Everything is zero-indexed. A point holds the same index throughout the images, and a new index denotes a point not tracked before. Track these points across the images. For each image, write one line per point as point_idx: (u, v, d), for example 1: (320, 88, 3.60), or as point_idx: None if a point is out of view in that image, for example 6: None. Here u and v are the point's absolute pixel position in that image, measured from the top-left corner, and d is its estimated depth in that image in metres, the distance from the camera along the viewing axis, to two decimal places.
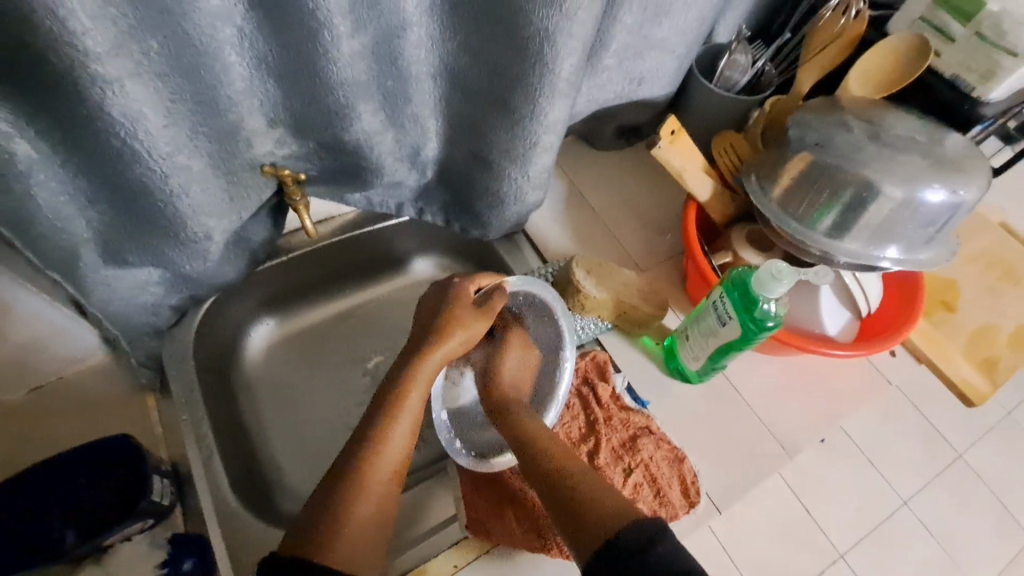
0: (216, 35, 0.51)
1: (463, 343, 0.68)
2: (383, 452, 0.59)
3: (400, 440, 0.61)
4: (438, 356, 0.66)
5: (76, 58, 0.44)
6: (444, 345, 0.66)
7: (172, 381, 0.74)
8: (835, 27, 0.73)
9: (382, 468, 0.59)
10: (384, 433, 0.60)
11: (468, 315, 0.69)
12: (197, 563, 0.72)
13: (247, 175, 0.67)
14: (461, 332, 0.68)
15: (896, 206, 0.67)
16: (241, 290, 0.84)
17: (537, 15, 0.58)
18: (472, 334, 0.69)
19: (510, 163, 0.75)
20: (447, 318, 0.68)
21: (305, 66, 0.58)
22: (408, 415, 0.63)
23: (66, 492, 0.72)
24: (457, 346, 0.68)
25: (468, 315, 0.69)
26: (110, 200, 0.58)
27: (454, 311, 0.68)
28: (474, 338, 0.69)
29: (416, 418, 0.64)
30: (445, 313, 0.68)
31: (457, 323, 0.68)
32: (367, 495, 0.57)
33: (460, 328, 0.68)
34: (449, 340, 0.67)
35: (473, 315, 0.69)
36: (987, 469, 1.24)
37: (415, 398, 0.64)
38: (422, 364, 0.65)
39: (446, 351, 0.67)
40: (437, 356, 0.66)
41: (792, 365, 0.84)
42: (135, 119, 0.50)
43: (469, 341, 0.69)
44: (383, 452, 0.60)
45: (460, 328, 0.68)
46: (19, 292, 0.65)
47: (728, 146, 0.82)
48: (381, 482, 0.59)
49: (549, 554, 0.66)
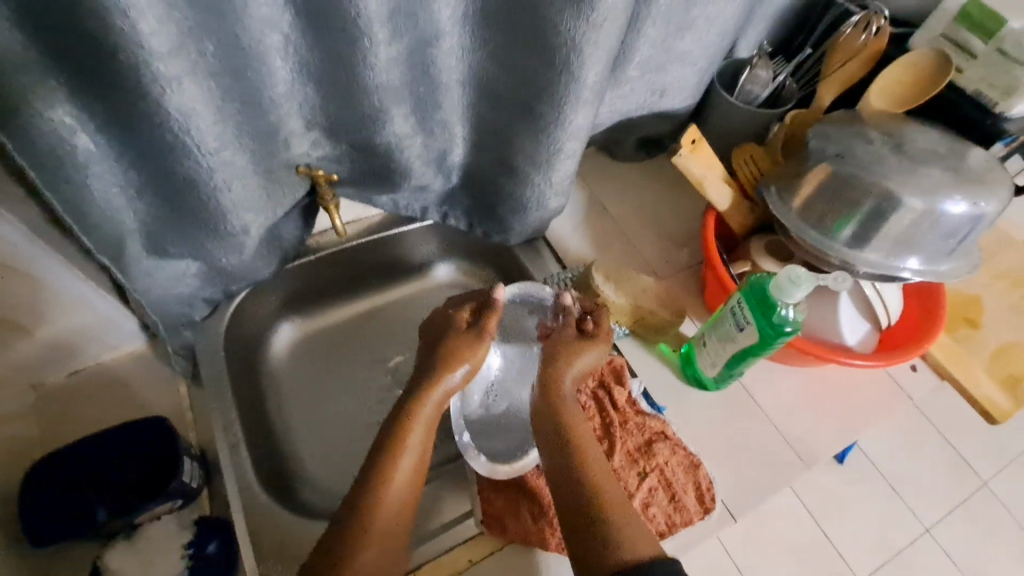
0: (264, 40, 0.55)
1: (464, 375, 0.69)
2: (389, 486, 0.62)
3: (404, 476, 0.63)
4: (442, 391, 0.68)
5: (141, 57, 0.47)
6: (446, 380, 0.68)
7: (204, 370, 0.77)
8: (855, 43, 0.77)
9: (389, 506, 0.61)
10: (389, 468, 0.62)
11: (466, 340, 0.70)
12: (221, 546, 0.73)
13: (283, 174, 0.70)
14: (457, 369, 0.69)
15: (916, 218, 0.67)
16: (271, 287, 0.87)
17: (565, 26, 0.61)
18: (477, 360, 0.70)
19: (534, 169, 0.78)
20: (450, 348, 0.69)
21: (345, 71, 0.61)
22: (410, 456, 0.64)
23: (99, 470, 0.76)
24: (455, 384, 0.69)
25: (465, 341, 0.70)
26: (156, 193, 0.61)
27: (452, 338, 0.71)
28: (471, 370, 0.70)
29: (419, 458, 0.65)
30: (449, 340, 0.71)
31: (457, 358, 0.69)
32: (368, 544, 0.59)
33: (463, 359, 0.69)
34: (450, 373, 0.68)
35: (470, 339, 0.70)
36: (1012, 497, 1.21)
37: (416, 438, 0.65)
38: (427, 403, 0.67)
39: (448, 383, 0.68)
40: (437, 394, 0.68)
41: (811, 377, 0.84)
42: (188, 116, 0.53)
43: (468, 375, 0.70)
44: (392, 490, 0.62)
45: (461, 361, 0.69)
46: (68, 276, 0.69)
47: (748, 157, 0.83)
48: (393, 509, 0.62)
49: (528, 545, 0.68)
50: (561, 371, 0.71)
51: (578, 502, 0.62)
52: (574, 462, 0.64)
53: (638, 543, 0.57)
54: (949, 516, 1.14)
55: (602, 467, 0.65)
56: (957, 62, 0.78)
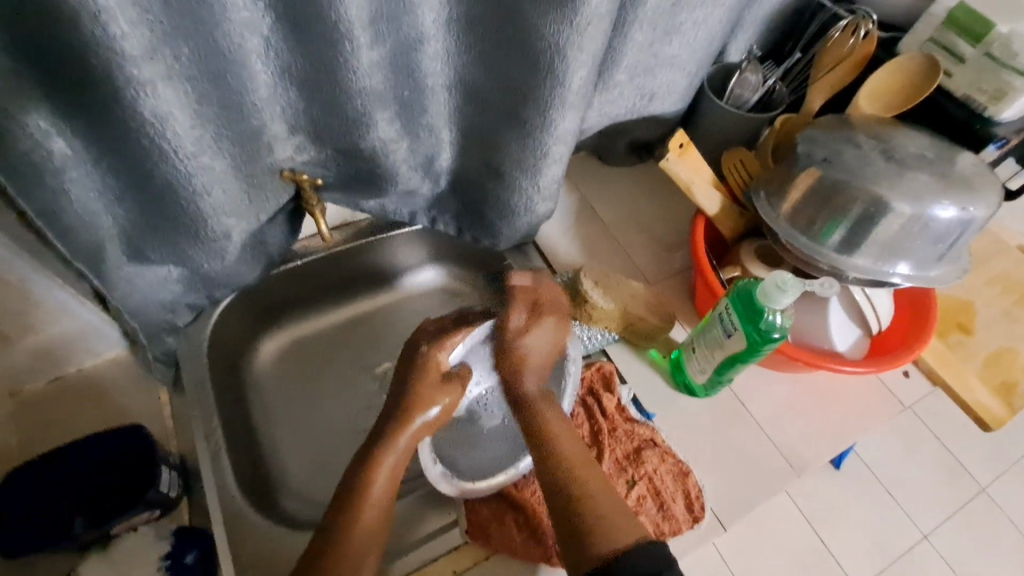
0: (244, 44, 0.54)
1: (439, 415, 0.69)
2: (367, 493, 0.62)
3: (378, 494, 0.63)
4: (412, 431, 0.67)
5: (114, 61, 0.47)
6: (410, 425, 0.67)
7: (187, 377, 0.76)
8: (844, 47, 0.77)
9: (368, 515, 0.61)
10: (366, 479, 0.63)
11: (435, 388, 0.70)
12: (199, 558, 0.73)
13: (267, 179, 0.70)
14: (424, 414, 0.68)
15: (905, 222, 0.66)
16: (255, 293, 0.86)
17: (549, 30, 0.60)
18: (447, 404, 0.70)
19: (521, 174, 0.77)
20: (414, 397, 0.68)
21: (326, 75, 0.61)
22: (384, 474, 0.64)
23: (75, 481, 0.74)
24: (426, 425, 0.68)
25: (434, 387, 0.70)
26: (136, 198, 0.61)
27: (420, 388, 0.70)
28: (445, 411, 0.70)
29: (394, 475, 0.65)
30: (413, 387, 0.70)
31: (426, 405, 0.68)
32: (347, 555, 0.59)
33: (434, 401, 0.69)
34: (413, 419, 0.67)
35: (441, 387, 0.70)
36: (1010, 505, 1.19)
37: (392, 455, 0.65)
38: (403, 437, 0.67)
39: (415, 427, 0.67)
40: (412, 429, 0.67)
41: (801, 384, 0.83)
42: (164, 120, 0.53)
43: (443, 414, 0.70)
44: (369, 501, 0.62)
45: (421, 410, 0.68)
46: (46, 281, 0.68)
47: (738, 163, 0.83)
48: (372, 524, 0.61)
49: (515, 556, 0.66)
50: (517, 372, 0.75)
51: (567, 507, 0.59)
52: (552, 471, 0.62)
53: (620, 531, 0.56)
54: (946, 523, 1.12)
55: (576, 456, 0.63)
56: (945, 66, 0.78)
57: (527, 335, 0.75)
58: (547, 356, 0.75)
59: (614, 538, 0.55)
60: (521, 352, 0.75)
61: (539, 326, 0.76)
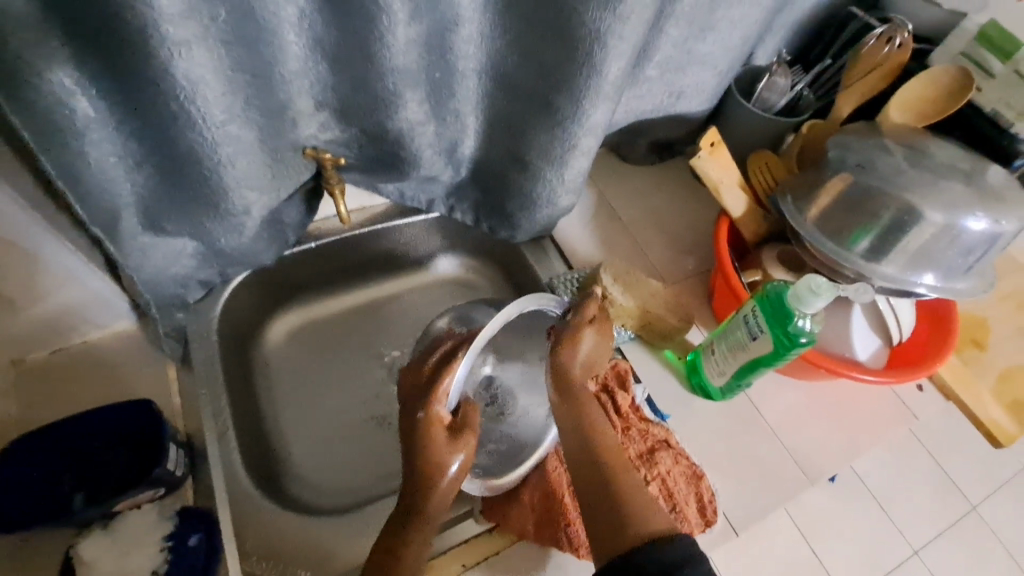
0: (279, 13, 0.53)
1: (461, 468, 0.60)
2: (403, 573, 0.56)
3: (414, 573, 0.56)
4: (441, 498, 0.59)
5: (150, 18, 0.45)
6: (437, 494, 0.59)
7: (196, 354, 0.74)
8: (878, 55, 0.76)
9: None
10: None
11: (447, 446, 0.60)
12: (203, 539, 0.70)
13: (290, 155, 0.68)
14: (447, 475, 0.59)
15: (936, 232, 0.66)
16: (267, 272, 0.84)
17: (590, 16, 0.59)
18: (466, 458, 0.61)
19: (547, 165, 0.76)
20: (426, 464, 0.59)
21: (360, 50, 0.59)
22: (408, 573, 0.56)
23: (78, 455, 0.73)
24: (456, 479, 0.60)
25: (448, 446, 0.60)
26: (157, 165, 0.59)
27: (429, 451, 0.59)
28: (466, 463, 0.61)
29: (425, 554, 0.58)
30: (422, 452, 0.59)
31: (443, 469, 0.59)
32: None
33: (448, 461, 0.59)
34: (439, 486, 0.59)
35: (456, 441, 0.60)
36: (1000, 523, 1.20)
37: (416, 549, 0.57)
38: (432, 501, 0.59)
39: (442, 495, 0.59)
40: (438, 499, 0.59)
41: (817, 393, 0.82)
42: (196, 84, 0.51)
43: (464, 468, 0.61)
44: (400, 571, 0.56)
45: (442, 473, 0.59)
46: (57, 247, 0.66)
47: (764, 166, 0.82)
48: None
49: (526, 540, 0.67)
50: (565, 365, 0.65)
51: (597, 493, 0.56)
52: (584, 455, 0.59)
53: (653, 518, 0.52)
54: (939, 539, 1.12)
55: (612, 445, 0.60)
56: (976, 81, 0.77)
57: (587, 334, 0.65)
58: (598, 357, 0.67)
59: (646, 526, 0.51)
60: (570, 347, 0.65)
61: (597, 326, 0.67)
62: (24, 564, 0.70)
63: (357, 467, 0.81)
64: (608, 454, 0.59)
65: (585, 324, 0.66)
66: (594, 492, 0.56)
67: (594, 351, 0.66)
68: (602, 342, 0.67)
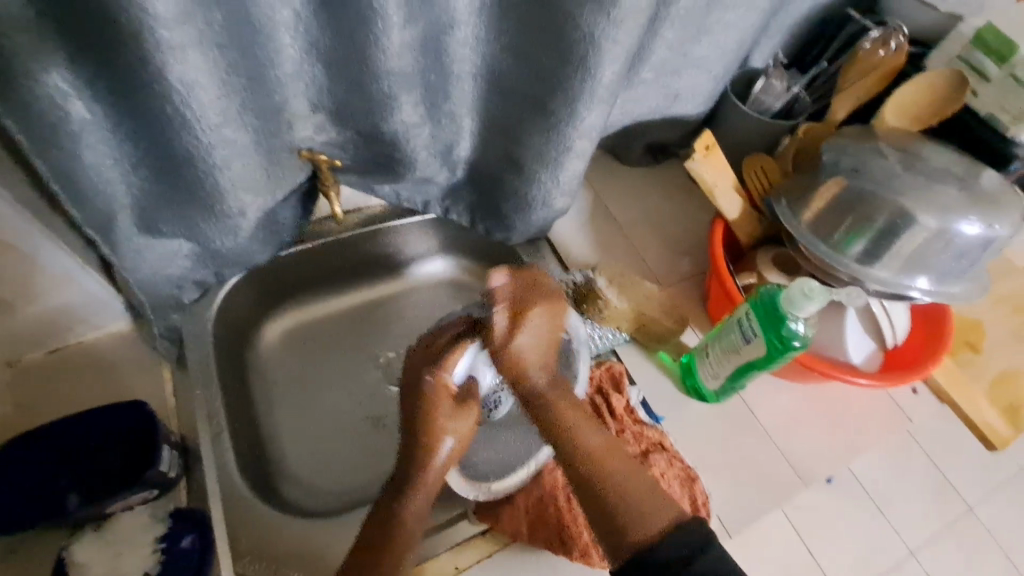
0: (274, 16, 0.53)
1: (456, 444, 0.64)
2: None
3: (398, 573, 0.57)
4: (436, 470, 0.62)
5: (144, 22, 0.45)
6: (433, 463, 0.62)
7: (192, 355, 0.74)
8: (873, 59, 0.76)
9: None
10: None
11: (450, 416, 0.64)
12: (197, 541, 0.69)
13: (285, 157, 0.68)
14: (443, 446, 0.63)
15: (929, 236, 0.66)
16: (263, 272, 0.84)
17: (585, 20, 0.59)
18: (464, 434, 0.64)
19: (542, 167, 0.76)
20: (427, 431, 0.63)
21: (355, 52, 0.59)
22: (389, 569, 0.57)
23: (72, 456, 0.73)
24: (452, 453, 0.64)
25: (452, 416, 0.64)
26: (153, 168, 0.59)
27: (432, 418, 0.63)
28: (463, 439, 0.64)
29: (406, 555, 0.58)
30: (424, 416, 0.63)
31: (440, 440, 0.63)
32: None
33: (448, 433, 0.63)
34: (437, 455, 0.62)
35: (458, 413, 0.64)
36: (996, 524, 1.20)
37: (400, 551, 0.58)
38: (430, 471, 0.62)
39: (438, 466, 0.63)
40: (432, 472, 0.62)
41: (809, 395, 0.83)
42: (190, 87, 0.51)
43: (461, 443, 0.64)
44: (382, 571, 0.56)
45: (439, 444, 0.63)
46: (52, 249, 0.66)
47: (759, 170, 0.82)
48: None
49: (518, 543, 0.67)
50: (514, 365, 0.64)
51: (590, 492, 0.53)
52: (573, 454, 0.56)
53: (652, 513, 0.49)
54: (935, 541, 1.12)
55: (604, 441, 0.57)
56: (971, 85, 0.77)
57: (519, 332, 0.63)
58: (545, 344, 0.65)
59: (646, 521, 0.48)
60: (511, 347, 0.64)
61: (525, 319, 0.64)
62: (19, 564, 0.70)
63: (352, 468, 0.81)
64: (597, 451, 0.56)
65: (512, 327, 0.64)
66: (587, 489, 0.54)
67: (533, 346, 0.64)
68: (544, 333, 0.65)
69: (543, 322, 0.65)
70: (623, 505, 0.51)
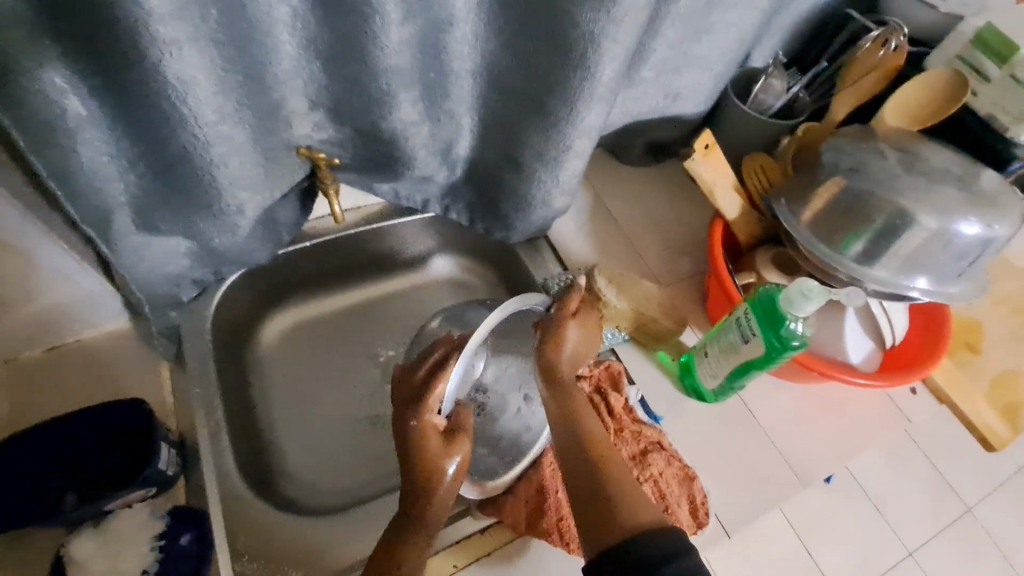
0: (272, 13, 0.53)
1: (458, 473, 0.58)
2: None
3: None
4: (441, 501, 0.58)
5: (140, 19, 0.45)
6: (439, 497, 0.57)
7: (190, 354, 0.74)
8: (872, 59, 0.76)
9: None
10: None
11: (442, 453, 0.58)
12: (194, 538, 0.70)
13: (283, 155, 0.68)
14: (444, 481, 0.57)
15: (928, 236, 0.66)
16: (263, 271, 0.84)
17: (584, 18, 0.59)
18: (464, 460, 0.59)
19: (542, 166, 0.75)
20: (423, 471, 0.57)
21: (353, 49, 0.59)
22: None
23: (67, 453, 0.73)
24: (453, 485, 0.58)
25: (444, 451, 0.58)
26: (150, 165, 0.59)
27: (424, 459, 0.57)
28: (465, 465, 0.58)
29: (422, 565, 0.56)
30: (417, 459, 0.57)
31: (440, 476, 0.57)
32: None
33: (446, 467, 0.57)
34: (438, 492, 0.57)
35: (452, 446, 0.58)
36: (994, 524, 1.20)
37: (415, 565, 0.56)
38: (436, 501, 0.58)
39: (444, 496, 0.58)
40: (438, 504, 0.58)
41: (807, 394, 0.83)
42: (187, 84, 0.51)
43: (462, 472, 0.59)
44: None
45: (438, 480, 0.57)
46: (49, 247, 0.66)
47: (758, 168, 0.82)
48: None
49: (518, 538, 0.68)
50: (552, 363, 0.64)
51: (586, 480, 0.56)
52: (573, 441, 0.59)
53: (641, 510, 0.52)
54: (933, 541, 1.12)
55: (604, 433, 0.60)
56: (971, 85, 0.77)
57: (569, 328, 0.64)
58: (587, 344, 0.66)
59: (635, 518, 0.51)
60: (555, 342, 0.64)
61: (578, 318, 0.65)
62: (17, 562, 0.70)
63: (351, 466, 0.81)
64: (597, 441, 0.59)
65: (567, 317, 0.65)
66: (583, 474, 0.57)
67: (581, 344, 0.65)
68: (589, 331, 0.66)
69: (594, 320, 0.66)
70: (616, 494, 0.54)
